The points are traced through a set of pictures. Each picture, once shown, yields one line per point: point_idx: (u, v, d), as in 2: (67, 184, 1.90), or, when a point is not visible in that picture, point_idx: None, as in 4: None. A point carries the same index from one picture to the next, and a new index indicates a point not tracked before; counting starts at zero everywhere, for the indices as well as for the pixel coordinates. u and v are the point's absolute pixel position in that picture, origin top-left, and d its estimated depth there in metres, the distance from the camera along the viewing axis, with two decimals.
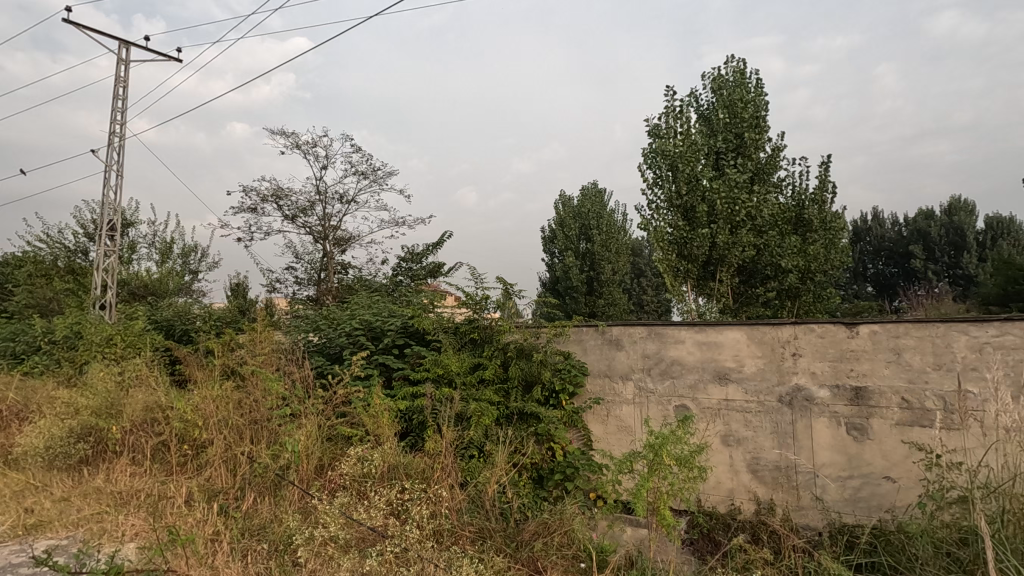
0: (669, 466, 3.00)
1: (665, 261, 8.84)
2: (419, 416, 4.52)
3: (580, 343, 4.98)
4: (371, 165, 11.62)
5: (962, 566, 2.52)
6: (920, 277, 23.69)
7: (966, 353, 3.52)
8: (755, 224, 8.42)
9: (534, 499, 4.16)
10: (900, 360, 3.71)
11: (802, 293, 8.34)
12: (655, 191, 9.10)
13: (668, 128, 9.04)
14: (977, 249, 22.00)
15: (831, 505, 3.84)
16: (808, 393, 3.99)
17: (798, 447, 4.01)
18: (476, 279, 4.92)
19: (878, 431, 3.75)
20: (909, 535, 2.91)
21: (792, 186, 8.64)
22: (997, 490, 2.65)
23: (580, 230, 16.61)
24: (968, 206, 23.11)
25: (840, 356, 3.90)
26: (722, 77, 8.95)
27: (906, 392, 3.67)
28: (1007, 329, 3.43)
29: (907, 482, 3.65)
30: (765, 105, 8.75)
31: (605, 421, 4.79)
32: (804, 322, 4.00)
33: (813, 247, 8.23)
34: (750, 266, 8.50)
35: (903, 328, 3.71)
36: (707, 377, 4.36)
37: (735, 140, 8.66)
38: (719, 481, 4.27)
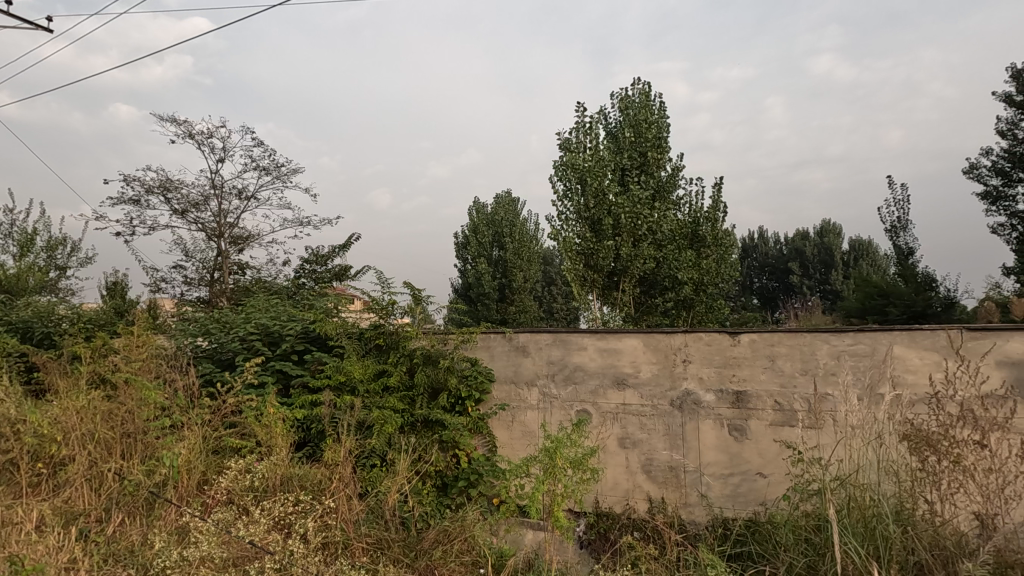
0: (563, 469, 3.11)
1: (572, 270, 9.16)
2: (318, 425, 4.36)
3: (488, 350, 5.00)
4: (275, 160, 10.99)
5: (816, 550, 2.85)
6: (797, 291, 26.33)
7: (828, 359, 3.96)
8: (656, 238, 8.96)
9: (437, 507, 4.14)
10: (774, 366, 4.10)
11: (695, 304, 9.01)
12: (565, 202, 9.40)
13: (578, 142, 9.38)
14: (843, 267, 24.88)
15: (714, 501, 4.15)
16: (696, 397, 4.29)
17: (687, 447, 4.30)
18: (382, 284, 4.79)
19: (755, 431, 4.11)
20: (775, 524, 3.23)
21: (689, 204, 9.28)
22: (845, 481, 3.01)
23: (492, 237, 16.79)
24: (836, 228, 26.07)
25: (724, 363, 4.24)
26: (629, 97, 9.44)
27: (779, 395, 4.06)
28: (859, 338, 3.90)
29: (778, 477, 4.03)
30: (667, 127, 9.32)
31: (510, 427, 4.85)
32: (693, 331, 4.31)
33: (705, 262, 8.93)
34: (651, 277, 9.03)
35: (777, 337, 4.11)
36: (607, 383, 4.55)
37: (639, 158, 9.16)
38: (615, 482, 4.47)
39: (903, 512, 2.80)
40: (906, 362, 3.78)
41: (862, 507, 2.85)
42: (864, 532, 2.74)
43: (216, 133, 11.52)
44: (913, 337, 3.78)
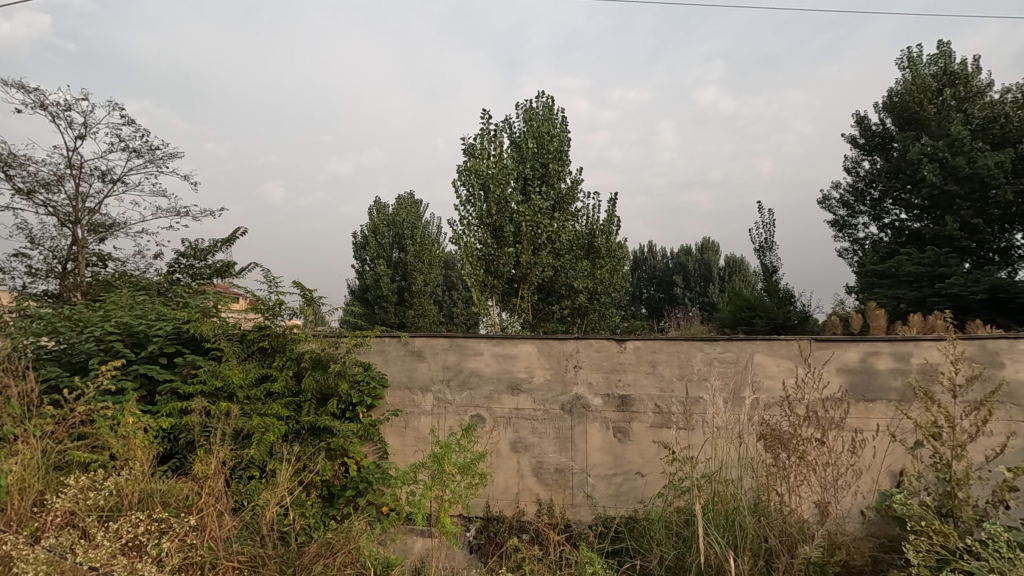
0: (452, 474, 3.11)
1: (473, 275, 9.18)
2: (187, 436, 3.99)
3: (382, 354, 4.84)
4: (148, 141, 9.93)
5: (685, 543, 3.10)
6: (680, 302, 28.48)
7: (702, 365, 4.32)
8: (555, 247, 9.25)
9: (321, 520, 3.98)
10: (655, 372, 4.39)
11: (589, 312, 9.44)
12: (467, 208, 9.42)
13: (482, 149, 9.44)
14: (719, 281, 27.34)
15: (599, 500, 4.35)
16: (585, 401, 4.48)
17: (576, 450, 4.47)
18: (270, 282, 4.48)
19: (637, 432, 4.37)
20: (650, 520, 3.46)
21: (587, 216, 9.70)
22: (712, 478, 3.29)
23: (393, 239, 16.39)
24: (714, 246, 28.65)
25: (611, 368, 4.46)
26: (533, 109, 9.69)
27: (659, 399, 4.35)
28: (728, 346, 4.30)
29: (655, 475, 4.31)
30: (568, 141, 9.68)
31: (403, 433, 4.74)
32: (584, 338, 4.50)
33: (600, 271, 9.39)
34: (548, 285, 9.32)
35: (658, 345, 4.41)
36: (501, 388, 4.62)
37: (541, 169, 9.42)
38: (507, 486, 4.53)
39: (758, 504, 3.12)
40: (766, 369, 4.22)
41: (725, 501, 3.15)
42: (725, 524, 3.03)
43: (75, 106, 10.19)
44: (772, 346, 4.23)
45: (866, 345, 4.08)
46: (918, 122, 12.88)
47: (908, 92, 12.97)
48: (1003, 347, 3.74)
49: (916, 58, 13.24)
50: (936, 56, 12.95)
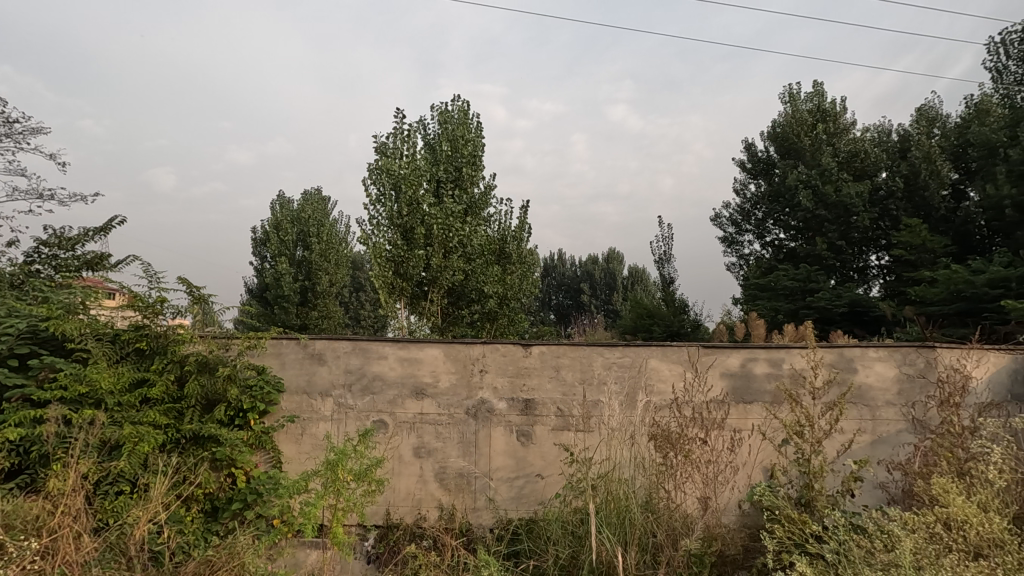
0: (346, 482, 3.03)
1: (380, 277, 8.95)
2: (40, 448, 3.52)
3: (278, 357, 4.57)
4: (4, 113, 8.69)
5: (580, 541, 3.24)
6: (586, 308, 29.59)
7: (601, 369, 4.51)
8: (466, 251, 9.23)
9: (201, 537, 3.70)
10: (558, 376, 4.52)
11: (498, 316, 9.56)
12: (378, 208, 9.15)
13: (394, 148, 9.19)
14: (623, 290, 28.76)
15: (501, 503, 4.38)
16: (490, 405, 4.51)
17: (479, 454, 4.48)
18: (150, 277, 4.07)
19: (539, 435, 4.47)
20: (547, 521, 3.56)
21: (499, 222, 9.82)
22: (606, 477, 3.44)
23: (297, 236, 15.57)
24: (619, 256, 30.19)
25: (516, 372, 4.53)
26: (449, 112, 9.65)
27: (561, 402, 4.48)
28: (625, 352, 4.52)
29: (554, 477, 4.43)
30: (482, 146, 9.71)
31: (299, 441, 4.49)
32: (491, 343, 4.54)
33: (510, 277, 9.55)
34: (459, 289, 9.30)
35: (562, 350, 4.55)
36: (405, 392, 4.52)
37: (455, 172, 9.37)
38: (408, 492, 4.42)
39: (649, 501, 3.30)
40: (658, 373, 4.49)
41: (618, 499, 3.32)
42: (616, 521, 3.20)
43: None
44: (665, 352, 4.51)
45: (746, 352, 4.46)
46: (796, 152, 14.34)
47: (789, 124, 14.40)
48: (857, 355, 4.26)
49: (796, 94, 14.74)
50: (812, 94, 14.47)
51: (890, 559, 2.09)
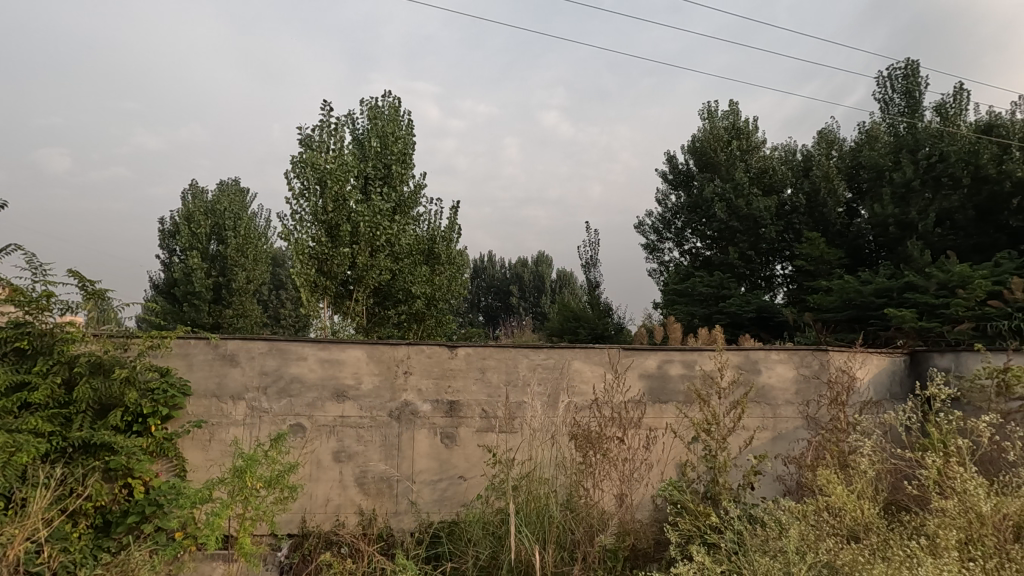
0: (255, 489, 2.90)
1: (302, 274, 8.53)
2: None
3: (185, 358, 4.25)
4: None
5: (500, 541, 3.29)
6: (515, 311, 29.95)
7: (526, 371, 4.58)
8: (394, 251, 9.05)
9: (88, 555, 3.38)
10: (484, 378, 4.54)
11: (425, 318, 9.47)
12: (301, 202, 8.71)
13: (320, 142, 8.76)
14: (551, 293, 29.36)
15: (423, 507, 4.33)
16: (414, 407, 4.44)
17: (402, 457, 4.40)
18: (34, 270, 3.67)
19: (463, 437, 4.46)
20: (468, 522, 3.56)
21: (428, 222, 9.74)
22: (528, 477, 3.50)
23: (211, 229, 14.61)
24: (548, 259, 30.87)
25: (441, 374, 4.50)
26: (379, 108, 9.43)
27: (486, 404, 4.51)
28: (549, 354, 4.62)
29: (477, 479, 4.44)
30: (412, 144, 9.56)
31: (206, 447, 4.21)
32: (416, 344, 4.48)
33: (438, 278, 9.50)
34: (385, 289, 9.11)
35: (488, 351, 4.57)
36: (325, 395, 4.35)
37: (383, 170, 9.15)
38: (326, 498, 4.26)
39: (569, 500, 3.39)
40: (581, 374, 4.62)
41: (538, 499, 3.38)
42: (535, 520, 3.28)
43: None
44: (588, 354, 4.66)
45: (662, 354, 4.69)
46: (713, 166, 15.22)
47: (708, 139, 15.27)
48: (761, 357, 4.58)
49: (714, 111, 15.65)
50: (728, 112, 15.43)
51: (778, 544, 2.27)
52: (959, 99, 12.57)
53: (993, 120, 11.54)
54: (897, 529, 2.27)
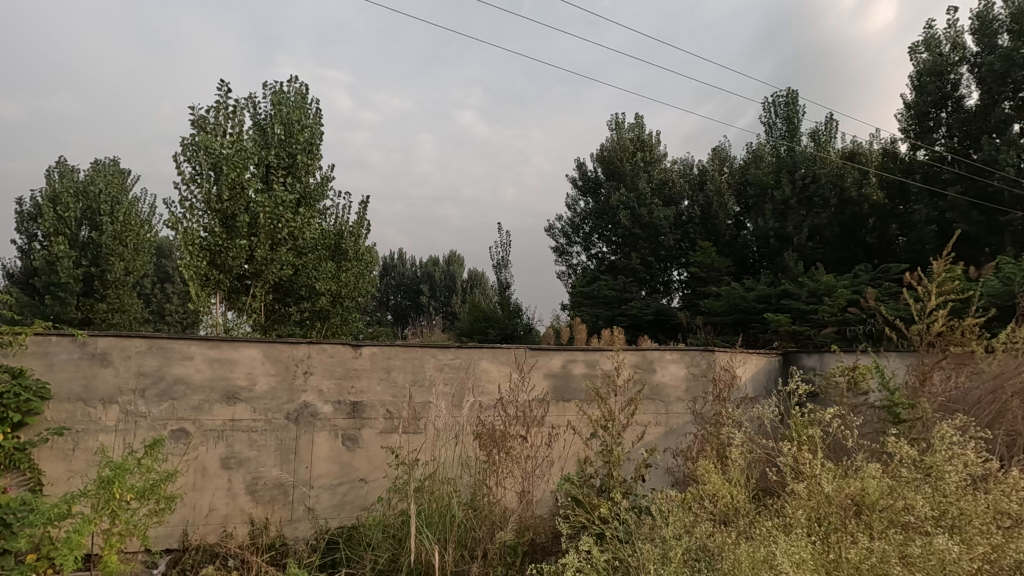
0: (124, 502, 2.63)
1: (192, 267, 7.80)
2: None
3: (44, 358, 3.75)
4: None
5: (399, 545, 3.25)
6: (425, 310, 29.63)
7: (433, 370, 4.55)
8: (297, 245, 8.59)
9: None
10: (389, 378, 4.45)
11: (330, 316, 9.12)
12: (192, 188, 8.01)
13: (215, 124, 8.09)
14: (462, 292, 29.35)
15: (321, 512, 4.17)
16: (314, 409, 4.25)
17: (299, 461, 4.20)
18: None
19: (366, 439, 4.35)
20: (368, 525, 3.49)
21: (335, 216, 9.42)
22: (431, 477, 3.49)
23: (82, 213, 13.07)
24: (459, 259, 30.87)
25: (344, 374, 4.35)
26: (284, 93, 8.93)
27: (391, 404, 4.42)
28: (457, 353, 4.62)
29: (379, 482, 4.36)
30: (320, 134, 9.15)
31: (69, 458, 3.76)
32: (318, 343, 4.29)
33: (344, 275, 9.18)
34: (287, 285, 8.63)
35: (394, 351, 4.48)
36: (213, 397, 4.04)
37: (287, 159, 8.66)
38: (213, 509, 3.96)
39: (473, 498, 3.41)
40: (488, 374, 4.68)
41: (440, 499, 3.38)
42: (436, 521, 3.28)
43: None
44: (495, 354, 4.73)
45: (566, 354, 4.86)
46: (619, 175, 15.98)
47: (615, 149, 16.02)
48: (656, 357, 4.88)
49: (621, 123, 16.47)
50: (633, 125, 16.29)
51: (657, 528, 2.43)
52: (829, 127, 14.16)
53: (855, 149, 13.11)
54: (760, 511, 2.51)
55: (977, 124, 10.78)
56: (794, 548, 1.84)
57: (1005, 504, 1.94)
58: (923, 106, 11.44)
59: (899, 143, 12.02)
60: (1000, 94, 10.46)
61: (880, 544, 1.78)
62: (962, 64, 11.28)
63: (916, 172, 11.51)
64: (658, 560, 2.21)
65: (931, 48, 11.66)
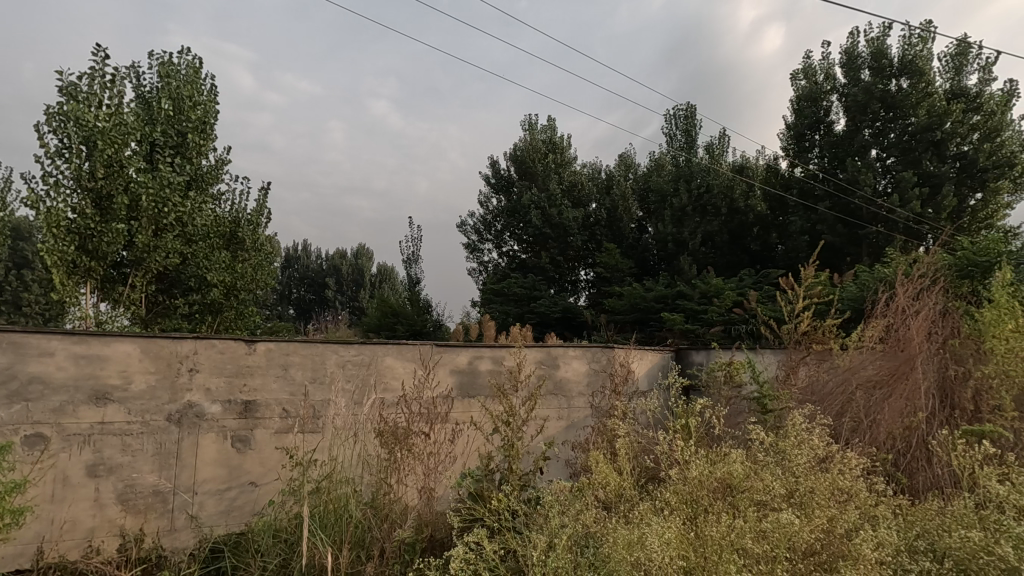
0: None
1: (55, 252, 6.83)
2: None
3: None
4: None
5: (291, 549, 3.12)
6: (330, 304, 28.43)
7: (334, 367, 4.40)
8: (185, 232, 7.88)
9: None
10: (286, 375, 4.24)
11: (223, 309, 8.50)
12: (58, 163, 7.07)
13: (89, 93, 7.19)
14: (370, 287, 28.53)
15: (205, 520, 3.90)
16: (199, 409, 3.95)
17: (181, 466, 3.88)
18: None
19: (258, 440, 4.13)
20: (257, 531, 3.31)
21: (231, 202, 8.83)
22: (329, 477, 3.38)
23: None
24: (368, 252, 29.97)
25: (235, 372, 4.08)
26: (174, 65, 8.18)
27: (287, 403, 4.23)
28: (360, 350, 4.50)
29: (271, 485, 4.16)
30: (214, 113, 8.50)
31: None
32: (206, 338, 3.98)
33: (240, 266, 8.60)
34: (172, 275, 7.94)
35: (292, 347, 4.28)
36: (79, 398, 3.61)
37: (176, 137, 7.94)
38: (74, 523, 3.56)
39: (373, 498, 3.34)
40: (392, 370, 4.61)
41: (335, 499, 3.29)
42: (332, 522, 3.18)
43: None
44: (400, 350, 4.66)
45: (473, 351, 4.90)
46: (531, 175, 16.28)
47: (527, 149, 16.29)
48: (560, 354, 5.05)
49: (534, 124, 16.79)
50: (546, 127, 16.67)
51: (549, 516, 2.51)
52: (722, 142, 15.36)
53: (744, 163, 14.30)
54: (642, 496, 2.68)
55: (843, 147, 12.19)
56: (665, 530, 2.00)
57: (842, 481, 2.22)
58: (800, 128, 12.77)
59: (780, 160, 13.30)
60: (862, 122, 11.90)
61: (739, 522, 1.97)
62: (832, 93, 12.69)
63: (793, 187, 12.79)
64: (547, 548, 2.30)
65: (808, 76, 13.03)
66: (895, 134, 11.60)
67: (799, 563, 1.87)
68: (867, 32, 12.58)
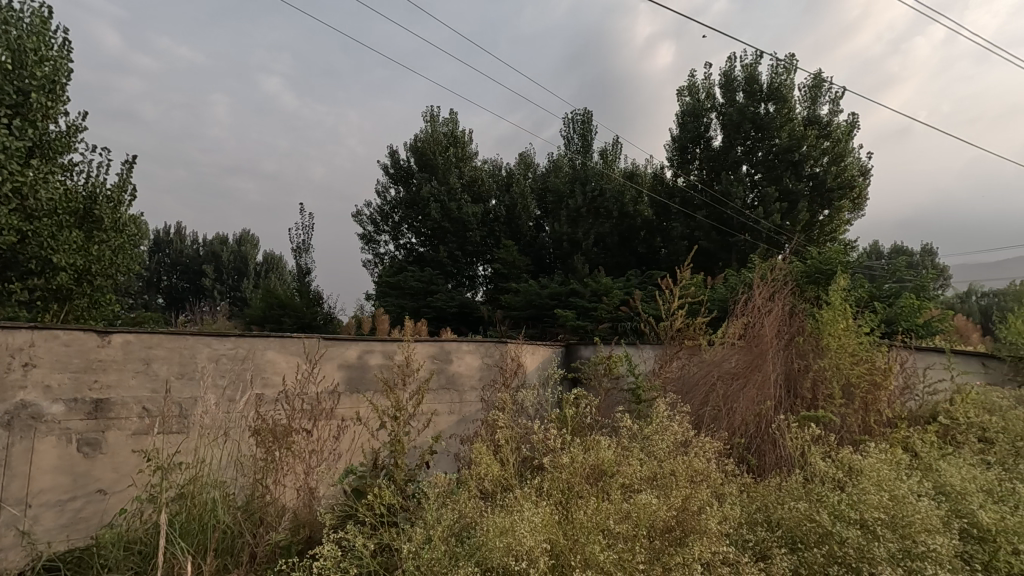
0: None
1: None
2: None
3: None
4: None
5: (146, 560, 2.83)
6: (208, 294, 26.12)
7: (206, 362, 4.05)
8: (24, 205, 6.84)
9: None
10: (148, 370, 3.83)
11: (72, 296, 7.48)
12: None
13: None
14: (254, 276, 26.59)
15: (40, 536, 3.41)
16: (36, 409, 3.45)
17: (10, 476, 3.36)
18: None
19: (111, 443, 3.69)
20: (105, 543, 2.97)
21: (86, 174, 7.80)
22: (194, 481, 3.11)
23: None
24: (253, 239, 27.85)
25: (84, 367, 3.61)
26: (13, 12, 7.02)
27: (148, 401, 3.82)
28: (237, 343, 4.18)
29: (126, 492, 3.74)
30: (65, 73, 7.43)
31: None
32: (47, 328, 3.48)
33: (96, 247, 7.62)
34: (5, 256, 6.79)
35: (155, 339, 3.88)
36: None
37: (14, 95, 6.81)
38: None
39: (245, 500, 3.13)
40: (274, 365, 4.35)
41: (200, 505, 3.03)
42: (196, 530, 2.93)
43: None
44: (283, 344, 4.41)
45: (363, 345, 4.75)
46: (431, 167, 16.05)
47: (428, 141, 16.03)
48: (453, 348, 5.05)
49: (436, 116, 16.58)
50: (448, 120, 16.54)
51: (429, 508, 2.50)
52: (615, 148, 16.19)
53: (634, 170, 15.19)
54: (521, 484, 2.77)
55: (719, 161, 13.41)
56: (537, 517, 2.07)
57: (697, 464, 2.44)
58: (683, 141, 13.84)
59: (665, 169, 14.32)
60: (735, 140, 13.16)
61: (606, 504, 2.10)
62: (712, 111, 13.87)
63: (676, 196, 13.81)
64: (424, 540, 2.29)
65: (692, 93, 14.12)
66: (762, 152, 12.96)
67: (656, 540, 2.04)
68: (742, 58, 13.88)
